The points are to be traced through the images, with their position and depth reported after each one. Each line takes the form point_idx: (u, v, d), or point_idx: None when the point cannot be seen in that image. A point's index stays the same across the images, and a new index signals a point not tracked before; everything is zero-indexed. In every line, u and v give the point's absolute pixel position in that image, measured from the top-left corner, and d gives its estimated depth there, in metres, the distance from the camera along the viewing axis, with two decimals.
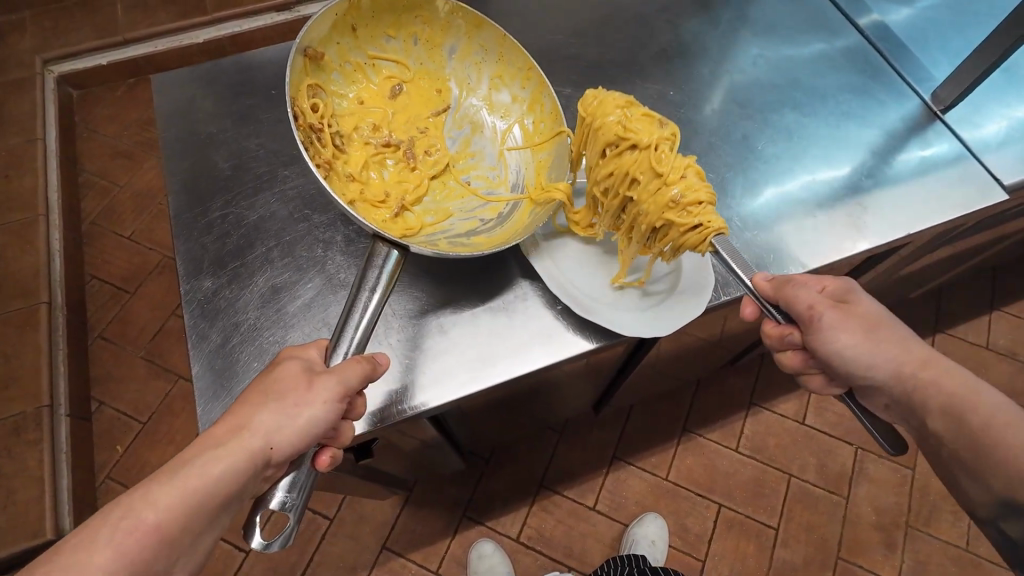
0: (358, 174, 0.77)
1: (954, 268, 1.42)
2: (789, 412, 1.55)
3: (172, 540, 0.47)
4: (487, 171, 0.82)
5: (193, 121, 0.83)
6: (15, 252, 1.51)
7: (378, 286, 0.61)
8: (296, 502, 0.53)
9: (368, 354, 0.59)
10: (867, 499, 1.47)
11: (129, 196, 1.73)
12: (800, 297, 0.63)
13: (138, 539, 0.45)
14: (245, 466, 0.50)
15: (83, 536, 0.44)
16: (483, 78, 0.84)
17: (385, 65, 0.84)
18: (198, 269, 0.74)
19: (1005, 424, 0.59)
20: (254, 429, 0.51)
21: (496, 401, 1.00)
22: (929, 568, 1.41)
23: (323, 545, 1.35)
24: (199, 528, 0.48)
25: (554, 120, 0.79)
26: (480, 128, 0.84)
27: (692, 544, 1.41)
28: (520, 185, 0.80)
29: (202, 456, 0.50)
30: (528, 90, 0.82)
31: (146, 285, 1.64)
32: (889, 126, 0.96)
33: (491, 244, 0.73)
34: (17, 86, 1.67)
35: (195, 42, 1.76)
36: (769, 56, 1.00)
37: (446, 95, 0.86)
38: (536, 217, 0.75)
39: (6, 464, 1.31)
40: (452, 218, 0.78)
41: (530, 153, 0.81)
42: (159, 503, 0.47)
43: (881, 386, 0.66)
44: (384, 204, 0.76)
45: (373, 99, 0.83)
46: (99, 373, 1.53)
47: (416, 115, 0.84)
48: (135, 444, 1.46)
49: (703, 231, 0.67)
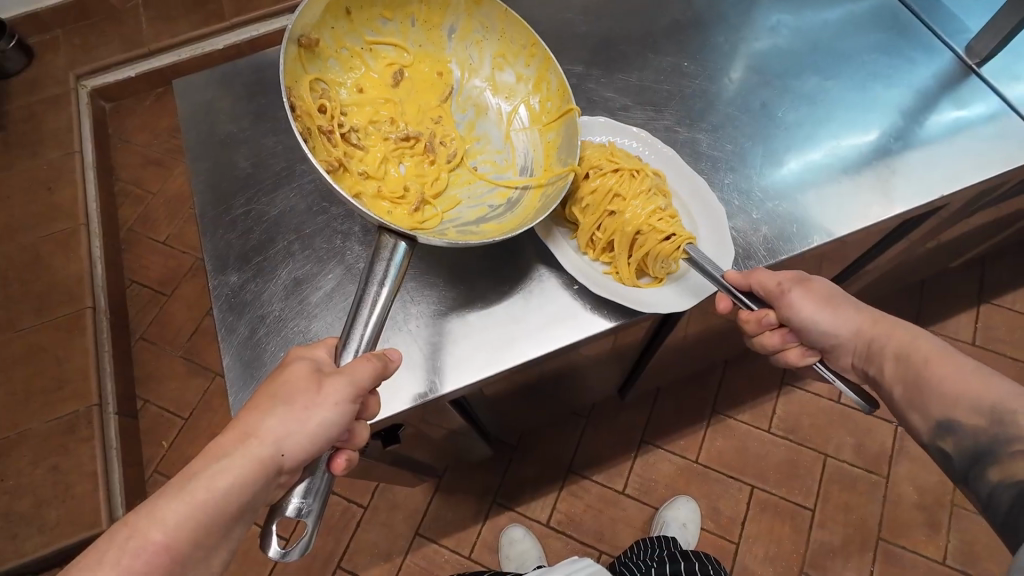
0: (374, 168, 0.76)
1: (997, 234, 1.35)
2: (823, 391, 1.51)
3: (183, 556, 0.48)
4: (493, 155, 0.81)
5: (212, 123, 0.85)
6: (59, 261, 1.58)
7: (386, 280, 0.60)
8: (312, 507, 0.53)
9: (379, 351, 0.59)
10: (908, 478, 1.42)
11: (162, 202, 1.80)
12: (766, 278, 0.70)
13: (147, 558, 0.47)
14: (255, 471, 0.52)
15: (91, 560, 0.46)
16: (484, 57, 0.84)
17: (384, 49, 0.83)
18: (224, 266, 0.76)
19: (941, 360, 0.64)
20: (263, 437, 0.52)
21: (519, 387, 1.01)
22: (976, 547, 1.36)
23: (358, 533, 1.39)
24: (212, 541, 0.50)
25: (561, 98, 0.79)
26: (484, 111, 0.84)
27: (725, 527, 1.39)
28: (528, 167, 0.80)
29: (207, 469, 0.51)
30: (532, 68, 0.81)
31: (182, 287, 1.70)
32: (920, 84, 0.91)
33: (501, 231, 0.73)
34: (52, 101, 1.73)
35: (216, 49, 1.80)
36: (789, 20, 0.96)
37: (448, 78, 0.84)
38: (545, 199, 0.74)
39: (62, 460, 1.38)
40: (461, 206, 0.77)
41: (538, 134, 0.81)
42: (166, 520, 0.48)
43: (843, 344, 0.71)
44: (404, 200, 0.74)
45: (375, 85, 0.82)
46: (142, 372, 1.60)
47: (421, 101, 0.83)
48: (179, 439, 1.53)
49: (678, 240, 0.73)
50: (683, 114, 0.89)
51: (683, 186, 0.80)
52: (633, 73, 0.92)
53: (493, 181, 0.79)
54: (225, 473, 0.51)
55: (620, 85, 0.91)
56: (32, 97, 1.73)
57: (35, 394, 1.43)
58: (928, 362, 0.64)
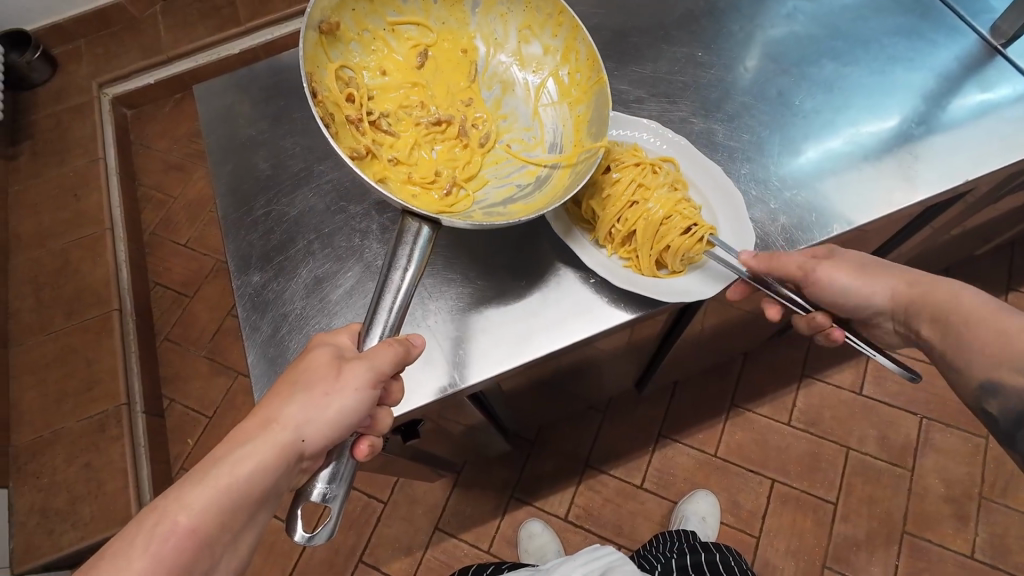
0: (405, 152, 0.75)
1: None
2: (844, 383, 1.49)
3: (210, 540, 0.48)
4: (521, 132, 0.80)
5: (232, 126, 0.87)
6: (87, 265, 1.62)
7: (411, 263, 0.60)
8: (336, 493, 0.55)
9: (402, 336, 0.59)
10: (934, 470, 1.40)
11: (183, 206, 1.84)
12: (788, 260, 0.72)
13: (174, 543, 0.46)
14: (278, 459, 0.52)
15: (121, 544, 0.45)
16: (509, 31, 0.82)
17: (406, 30, 0.81)
18: (247, 265, 0.78)
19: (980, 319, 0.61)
20: (284, 422, 0.52)
21: (536, 381, 1.01)
22: (1007, 540, 1.33)
23: (379, 527, 1.41)
24: (238, 525, 0.50)
25: (590, 68, 0.76)
26: (511, 87, 0.82)
27: (746, 520, 1.38)
28: (557, 143, 0.78)
29: (233, 454, 0.51)
30: (560, 38, 0.79)
31: (204, 288, 1.74)
32: (942, 67, 0.89)
33: (528, 210, 0.71)
34: (76, 110, 1.78)
35: (232, 53, 1.84)
36: (806, 6, 0.95)
37: (473, 54, 0.82)
38: (574, 178, 0.71)
39: (93, 458, 1.42)
40: (489, 186, 0.75)
41: (567, 108, 0.79)
42: (193, 505, 0.48)
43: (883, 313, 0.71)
44: (435, 183, 0.74)
45: (398, 65, 0.80)
46: (168, 372, 1.65)
47: (445, 80, 0.81)
48: (204, 436, 1.57)
49: (701, 232, 0.73)
50: (697, 104, 0.88)
51: (698, 175, 0.80)
52: (646, 64, 0.92)
53: (522, 159, 0.77)
54: (248, 458, 0.51)
55: (633, 77, 0.91)
56: (57, 106, 1.78)
57: (66, 395, 1.48)
58: (967, 323, 0.61)
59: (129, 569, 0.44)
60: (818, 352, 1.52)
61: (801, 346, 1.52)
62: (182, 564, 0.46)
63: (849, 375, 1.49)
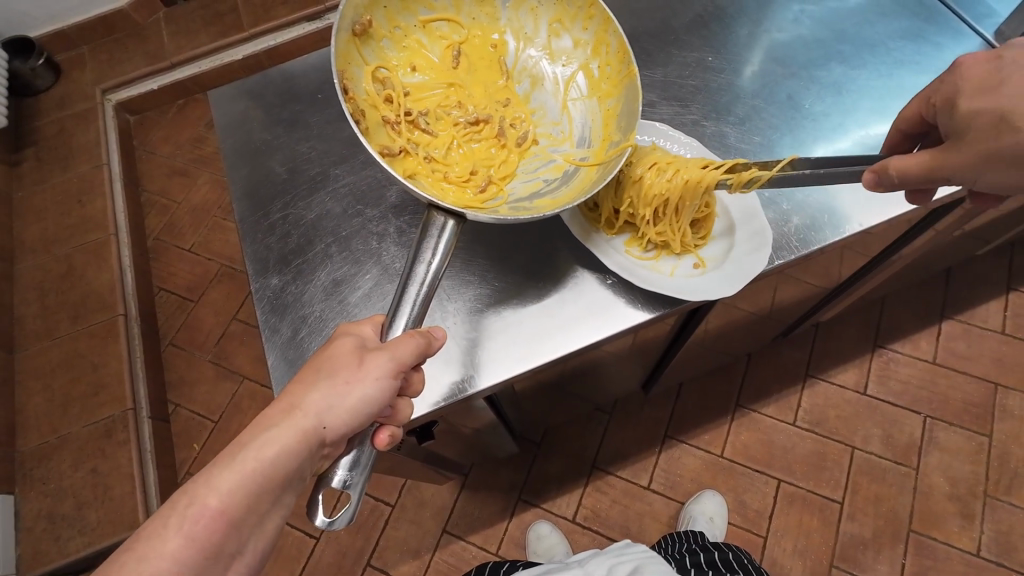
0: (440, 150, 0.77)
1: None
2: (848, 383, 1.50)
3: (238, 522, 0.49)
4: (550, 127, 0.81)
5: (249, 130, 0.88)
6: (92, 270, 1.62)
7: (436, 257, 0.61)
8: (356, 479, 0.56)
9: (423, 329, 0.60)
10: (938, 469, 1.41)
11: (188, 211, 1.85)
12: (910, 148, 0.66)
13: (206, 524, 0.47)
14: (300, 445, 0.52)
15: (157, 524, 0.46)
16: (540, 26, 0.83)
17: (437, 27, 0.83)
18: (265, 268, 0.78)
19: None
20: (306, 409, 0.53)
21: (547, 383, 1.02)
22: (1012, 538, 1.34)
23: (387, 531, 1.41)
24: (265, 508, 0.50)
25: (621, 60, 0.77)
26: (540, 82, 0.83)
27: (753, 520, 1.39)
28: (586, 137, 0.79)
29: (258, 439, 0.51)
30: (590, 32, 0.80)
31: (209, 293, 1.74)
32: (947, 70, 0.90)
33: (554, 205, 0.72)
34: (80, 116, 1.78)
35: (236, 59, 1.84)
36: (812, 10, 0.96)
37: (503, 49, 0.84)
38: (603, 172, 0.71)
39: (101, 463, 1.42)
40: (516, 180, 0.77)
41: (596, 102, 0.79)
42: (222, 488, 0.49)
43: None
44: (471, 181, 0.75)
45: (431, 64, 0.82)
46: (174, 377, 1.65)
47: (479, 78, 0.83)
48: (210, 441, 1.57)
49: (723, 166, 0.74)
50: (708, 109, 0.89)
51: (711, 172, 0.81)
52: (656, 69, 0.93)
53: (550, 154, 0.78)
54: (275, 442, 0.51)
55: (644, 82, 0.92)
56: (62, 112, 1.78)
57: (73, 400, 1.48)
58: None
59: (164, 550, 0.45)
60: (821, 353, 1.53)
61: (804, 347, 1.53)
62: (212, 544, 0.47)
63: (853, 375, 1.51)
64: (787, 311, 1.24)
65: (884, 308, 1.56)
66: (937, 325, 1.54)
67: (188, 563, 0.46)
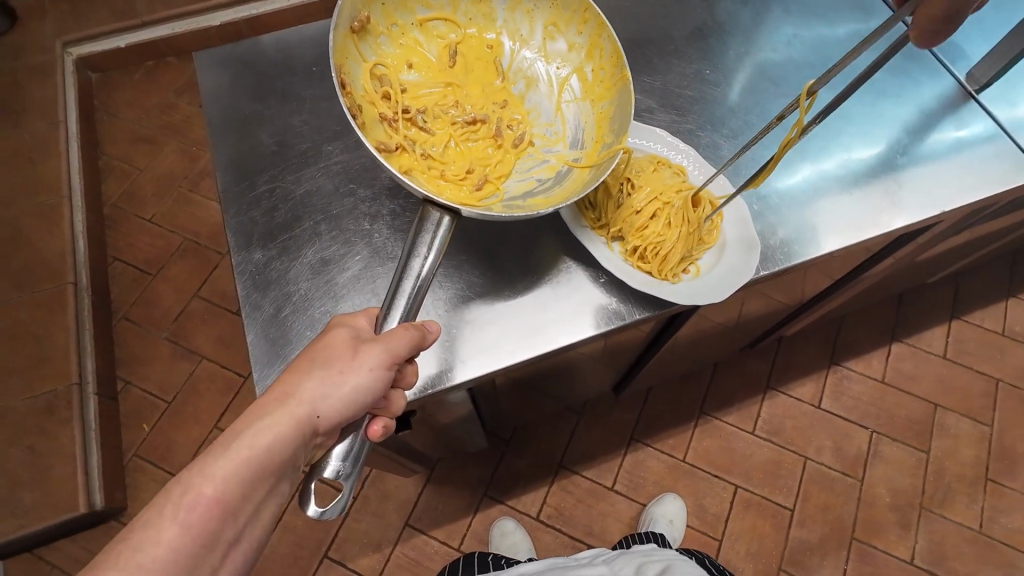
0: (434, 147, 0.76)
1: (972, 253, 1.43)
2: (805, 396, 1.57)
3: (234, 510, 0.47)
4: (544, 128, 0.80)
5: (233, 100, 0.84)
6: (41, 235, 1.52)
7: (433, 249, 0.60)
8: (349, 470, 0.54)
9: (417, 322, 0.59)
10: (882, 480, 1.49)
11: (150, 180, 1.74)
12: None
13: (202, 512, 0.45)
14: (295, 433, 0.50)
15: (150, 515, 0.44)
16: (535, 29, 0.83)
17: (434, 27, 0.82)
18: (249, 242, 0.75)
19: None
20: (301, 397, 0.51)
21: (527, 380, 1.02)
22: (943, 549, 1.43)
23: (348, 522, 1.38)
24: (261, 496, 0.49)
25: (615, 64, 0.78)
26: (535, 83, 0.83)
27: (710, 524, 1.43)
28: (578, 139, 0.78)
29: (252, 426, 0.49)
30: (584, 36, 0.81)
31: (169, 267, 1.66)
32: (924, 104, 0.96)
33: (548, 203, 0.72)
34: (36, 69, 1.66)
35: (213, 25, 1.76)
36: (803, 35, 1.00)
37: (498, 51, 0.83)
38: (595, 174, 0.72)
39: (41, 441, 1.33)
40: (510, 178, 0.76)
41: (589, 104, 0.80)
42: (217, 476, 0.46)
43: None
44: (467, 179, 0.74)
45: (427, 63, 0.81)
46: (125, 354, 1.56)
47: (476, 79, 0.82)
48: (162, 423, 1.49)
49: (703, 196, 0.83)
50: (704, 120, 0.92)
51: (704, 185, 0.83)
52: (656, 76, 0.94)
53: (545, 154, 0.78)
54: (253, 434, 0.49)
55: (643, 88, 0.93)
56: (15, 63, 1.66)
57: (11, 372, 1.38)
58: None
59: (159, 540, 0.44)
60: (782, 366, 1.59)
61: (767, 360, 1.59)
62: (209, 533, 0.46)
63: (810, 389, 1.58)
64: (757, 323, 1.28)
65: (843, 326, 1.64)
66: (888, 345, 1.63)
67: (186, 553, 0.44)
